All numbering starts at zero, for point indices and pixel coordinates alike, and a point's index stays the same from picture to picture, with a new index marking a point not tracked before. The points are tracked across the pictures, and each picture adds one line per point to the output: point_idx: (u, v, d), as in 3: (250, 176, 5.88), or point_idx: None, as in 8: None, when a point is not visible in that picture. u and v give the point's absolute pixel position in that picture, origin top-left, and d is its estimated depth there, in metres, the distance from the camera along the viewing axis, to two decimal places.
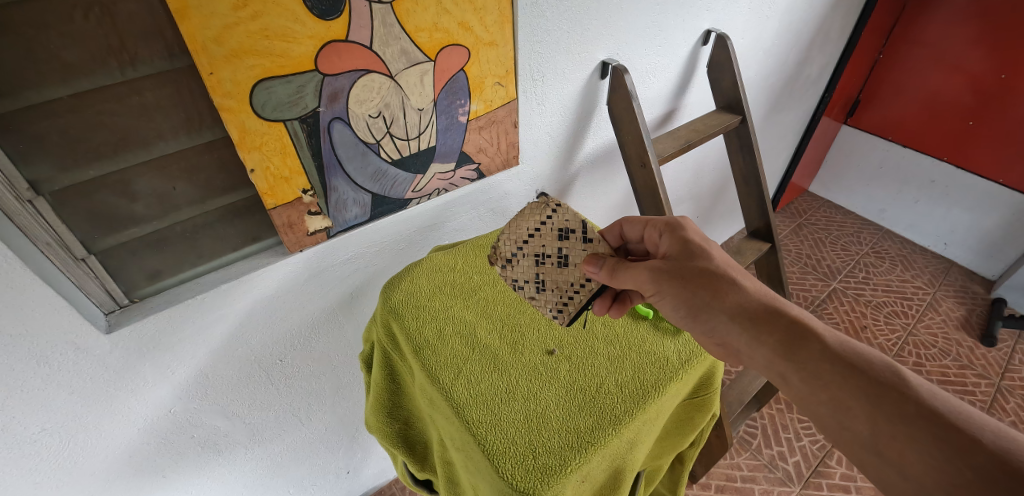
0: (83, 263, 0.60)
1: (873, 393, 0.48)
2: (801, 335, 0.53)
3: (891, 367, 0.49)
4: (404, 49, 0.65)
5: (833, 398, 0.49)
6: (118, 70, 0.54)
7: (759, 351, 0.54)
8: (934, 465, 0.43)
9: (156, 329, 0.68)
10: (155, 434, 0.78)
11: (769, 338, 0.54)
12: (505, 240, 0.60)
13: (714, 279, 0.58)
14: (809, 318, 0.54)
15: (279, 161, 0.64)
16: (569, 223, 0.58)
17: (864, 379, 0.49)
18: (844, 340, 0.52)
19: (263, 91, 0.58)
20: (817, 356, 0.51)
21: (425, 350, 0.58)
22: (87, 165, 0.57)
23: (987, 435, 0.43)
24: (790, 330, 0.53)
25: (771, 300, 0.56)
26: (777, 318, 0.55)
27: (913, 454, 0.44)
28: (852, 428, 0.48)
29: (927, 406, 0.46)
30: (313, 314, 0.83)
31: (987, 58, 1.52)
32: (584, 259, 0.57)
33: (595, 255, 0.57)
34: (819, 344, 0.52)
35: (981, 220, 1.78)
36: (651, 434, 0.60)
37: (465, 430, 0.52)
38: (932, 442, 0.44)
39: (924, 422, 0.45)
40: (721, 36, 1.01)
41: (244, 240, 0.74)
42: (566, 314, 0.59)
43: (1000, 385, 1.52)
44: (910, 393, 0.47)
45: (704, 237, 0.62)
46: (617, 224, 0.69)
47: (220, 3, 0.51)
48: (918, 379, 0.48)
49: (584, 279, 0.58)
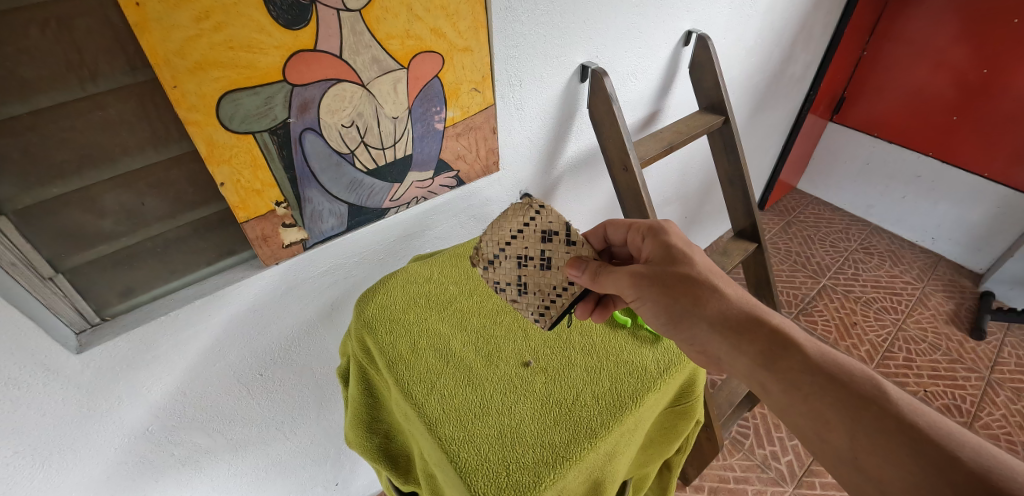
0: (51, 282, 0.59)
1: (854, 407, 0.47)
2: (783, 345, 0.52)
3: (873, 381, 0.49)
4: (375, 57, 0.64)
5: (812, 411, 0.49)
6: (78, 86, 0.52)
7: (739, 359, 0.53)
8: (914, 482, 0.42)
9: (129, 348, 0.66)
10: (133, 453, 0.76)
11: (750, 347, 0.53)
12: (486, 242, 0.59)
13: (694, 285, 0.57)
14: (792, 328, 0.54)
15: (250, 174, 0.62)
16: (552, 225, 0.57)
17: (845, 392, 0.48)
18: (826, 352, 0.52)
19: (229, 103, 0.56)
20: (797, 368, 0.51)
21: (399, 365, 0.57)
22: (51, 183, 0.56)
23: (967, 453, 0.42)
24: (772, 339, 0.53)
25: (753, 308, 0.56)
26: (760, 327, 0.54)
27: (892, 469, 0.44)
28: (830, 441, 0.48)
29: (907, 422, 0.45)
30: (292, 327, 0.82)
31: (969, 52, 1.53)
32: (566, 262, 0.57)
33: (578, 258, 0.57)
34: (801, 356, 0.51)
35: (968, 213, 1.79)
36: (631, 445, 0.59)
37: (437, 447, 0.51)
38: (911, 458, 0.43)
39: (905, 438, 0.44)
40: (702, 36, 1.01)
41: (219, 254, 0.72)
42: (548, 318, 0.59)
43: (990, 379, 1.52)
44: (890, 408, 0.46)
45: (687, 242, 0.61)
46: (601, 227, 0.68)
47: (181, 15, 0.49)
48: (899, 393, 0.47)
49: (568, 282, 0.58)
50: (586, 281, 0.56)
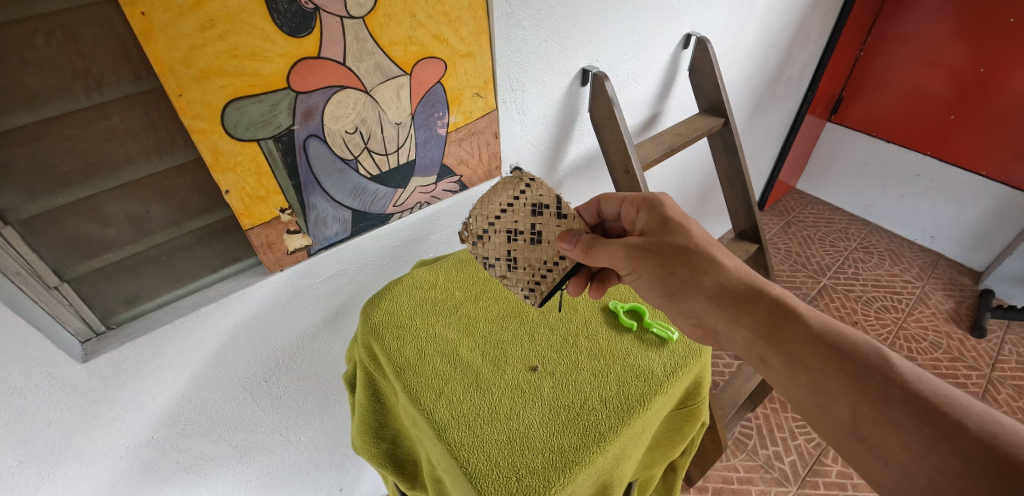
0: (56, 291, 0.59)
1: (856, 377, 0.47)
2: (783, 316, 0.53)
3: (876, 349, 0.49)
4: (378, 64, 0.64)
5: (815, 383, 0.49)
6: (83, 95, 0.52)
7: (739, 332, 0.54)
8: (920, 451, 0.42)
9: (134, 356, 0.66)
10: (139, 461, 0.76)
11: (753, 320, 0.53)
12: (475, 217, 0.60)
13: (691, 257, 0.57)
14: (793, 301, 0.54)
15: (254, 181, 0.63)
16: (544, 198, 0.58)
17: (847, 362, 0.48)
18: (827, 323, 0.52)
19: (234, 111, 0.57)
20: (798, 338, 0.51)
21: (407, 371, 0.57)
22: (57, 193, 0.56)
23: (972, 420, 0.43)
24: (773, 313, 0.53)
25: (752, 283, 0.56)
26: (762, 301, 0.54)
27: (897, 439, 0.44)
28: (833, 412, 0.48)
29: (911, 390, 0.45)
30: (297, 333, 0.82)
31: (965, 52, 1.54)
32: (557, 236, 0.58)
33: (570, 231, 0.57)
34: (801, 327, 0.51)
35: (966, 212, 1.80)
36: (638, 448, 0.59)
37: (447, 453, 0.51)
38: (915, 427, 0.43)
39: (908, 407, 0.44)
40: (701, 39, 1.01)
41: (224, 261, 0.72)
42: (538, 293, 0.60)
43: (991, 376, 1.52)
44: (893, 377, 0.46)
45: (683, 214, 0.61)
46: (595, 201, 0.68)
47: (186, 24, 0.50)
48: (902, 362, 0.48)
49: (558, 257, 0.59)
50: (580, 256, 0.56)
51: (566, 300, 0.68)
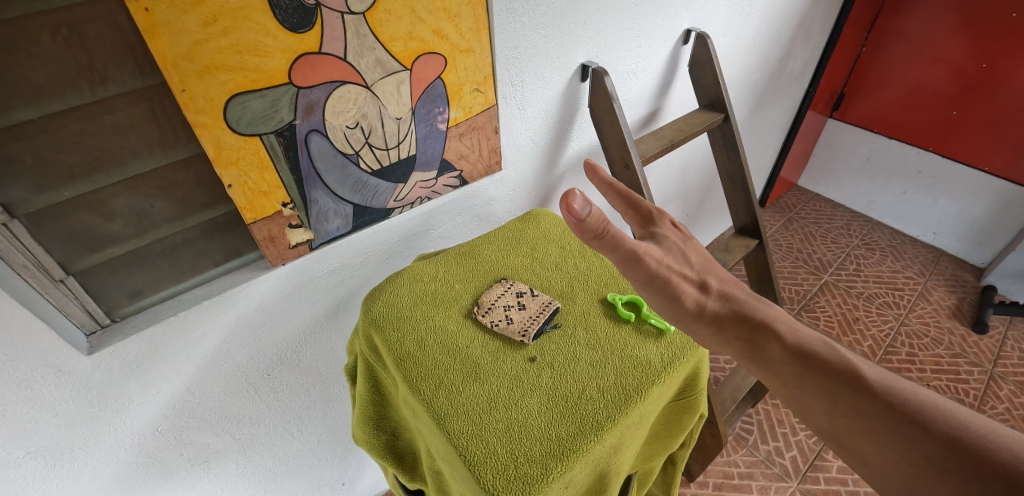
0: (61, 284, 0.60)
1: (831, 391, 0.50)
2: (795, 332, 0.54)
3: (847, 362, 0.51)
4: (378, 59, 0.64)
5: (794, 398, 0.51)
6: (88, 90, 0.53)
7: (749, 339, 0.54)
8: (892, 457, 0.45)
9: (138, 349, 0.67)
10: (143, 453, 0.77)
11: (734, 339, 0.55)
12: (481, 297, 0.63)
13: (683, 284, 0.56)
14: (773, 317, 0.56)
15: (257, 176, 0.63)
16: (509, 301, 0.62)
17: (822, 377, 0.51)
18: (802, 337, 0.53)
19: (237, 106, 0.57)
20: (810, 350, 0.52)
21: (406, 361, 0.57)
22: (62, 187, 0.57)
23: (939, 425, 0.45)
24: (754, 330, 0.54)
25: (734, 303, 0.57)
26: (743, 319, 0.56)
27: (871, 447, 0.46)
28: (811, 421, 0.50)
29: (885, 400, 0.47)
30: (298, 327, 0.82)
31: (967, 47, 1.54)
32: (571, 193, 0.47)
33: (586, 200, 0.48)
34: (778, 343, 0.53)
35: (969, 208, 1.79)
36: (636, 437, 0.59)
37: (446, 442, 0.51)
38: (886, 436, 0.46)
39: (879, 418, 0.47)
40: (701, 35, 1.02)
41: (227, 255, 0.73)
42: (526, 339, 0.59)
43: (993, 372, 1.52)
44: (865, 390, 0.48)
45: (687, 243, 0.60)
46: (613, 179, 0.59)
47: (189, 19, 0.50)
48: (874, 372, 0.50)
49: (523, 330, 0.59)
50: (590, 226, 0.47)
51: (565, 292, 0.66)
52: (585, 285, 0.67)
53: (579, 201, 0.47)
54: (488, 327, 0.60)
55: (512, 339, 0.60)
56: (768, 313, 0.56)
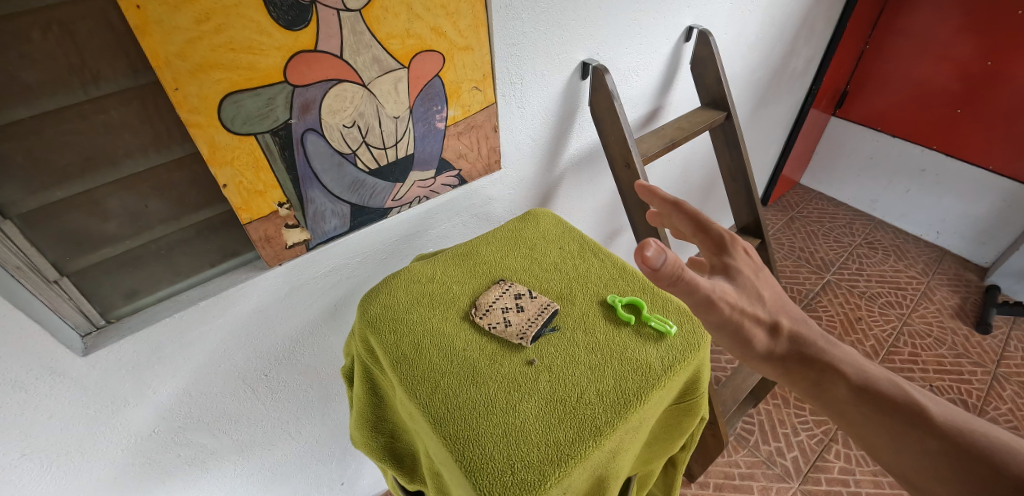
0: (56, 285, 0.59)
1: (905, 438, 0.46)
2: (864, 372, 0.50)
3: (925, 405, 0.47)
4: (375, 57, 0.63)
5: (863, 442, 0.48)
6: (80, 89, 0.52)
7: (816, 380, 0.51)
8: None
9: (134, 350, 0.66)
10: (140, 454, 0.77)
11: (799, 381, 0.51)
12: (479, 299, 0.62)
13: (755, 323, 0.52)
14: (838, 355, 0.51)
15: (252, 176, 0.63)
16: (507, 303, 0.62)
17: (895, 422, 0.47)
18: (871, 378, 0.50)
19: (231, 105, 0.56)
20: (880, 391, 0.49)
21: (403, 364, 0.56)
22: (55, 187, 0.56)
23: None
24: (821, 371, 0.50)
25: (803, 343, 0.52)
26: (807, 358, 0.51)
27: None
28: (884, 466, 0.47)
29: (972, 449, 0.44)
30: (295, 328, 0.82)
31: (972, 45, 1.52)
32: (646, 244, 0.43)
33: (661, 249, 0.44)
34: (845, 385, 0.50)
35: (973, 207, 1.78)
36: (635, 441, 0.59)
37: (443, 446, 0.50)
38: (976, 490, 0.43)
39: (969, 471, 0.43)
40: (703, 32, 1.00)
41: (223, 256, 0.73)
42: (524, 341, 0.58)
43: (996, 373, 1.51)
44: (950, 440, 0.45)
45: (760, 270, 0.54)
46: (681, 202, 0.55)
47: (182, 17, 0.49)
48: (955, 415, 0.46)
49: (522, 333, 0.58)
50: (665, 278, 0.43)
51: (564, 294, 0.65)
52: (585, 287, 0.66)
53: (654, 250, 0.43)
54: (485, 329, 0.60)
55: (509, 342, 0.59)
56: (836, 350, 0.52)
